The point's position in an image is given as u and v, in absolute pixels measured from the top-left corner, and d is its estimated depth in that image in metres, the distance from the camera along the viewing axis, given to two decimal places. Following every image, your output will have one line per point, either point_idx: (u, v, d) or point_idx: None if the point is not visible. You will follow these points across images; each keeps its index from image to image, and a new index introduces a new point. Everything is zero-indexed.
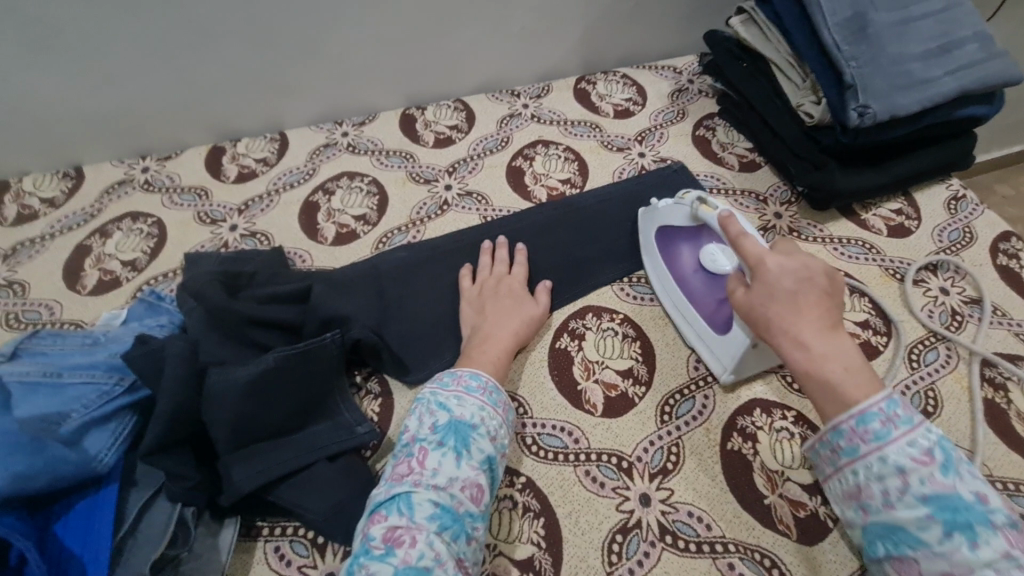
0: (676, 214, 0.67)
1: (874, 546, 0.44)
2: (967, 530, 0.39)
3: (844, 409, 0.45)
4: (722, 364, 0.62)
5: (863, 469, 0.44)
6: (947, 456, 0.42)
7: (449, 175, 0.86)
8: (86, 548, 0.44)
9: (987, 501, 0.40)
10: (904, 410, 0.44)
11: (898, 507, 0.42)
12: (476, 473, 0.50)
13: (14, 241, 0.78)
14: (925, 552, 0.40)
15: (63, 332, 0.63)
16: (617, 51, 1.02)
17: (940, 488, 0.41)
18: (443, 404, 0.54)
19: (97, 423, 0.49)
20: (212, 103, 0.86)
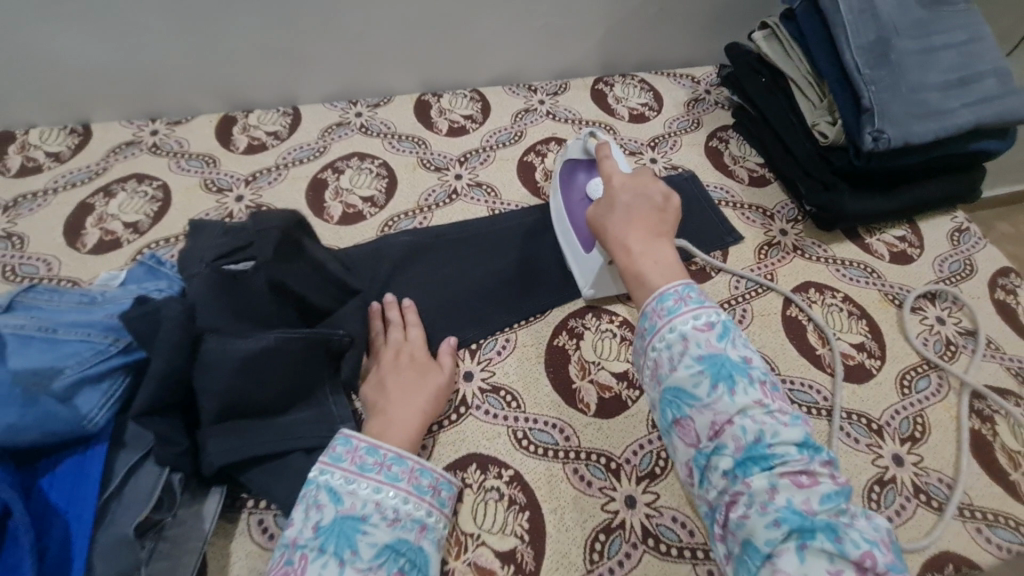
0: (574, 147, 0.74)
1: (666, 417, 0.47)
2: (728, 381, 0.44)
3: (663, 291, 0.50)
4: (586, 279, 0.70)
5: (660, 342, 0.48)
6: (725, 327, 0.47)
7: (460, 165, 0.86)
8: (72, 506, 0.42)
9: (751, 362, 0.46)
10: (698, 294, 0.50)
11: (679, 368, 0.46)
12: (365, 575, 0.45)
13: (15, 193, 0.77)
14: (699, 407, 0.45)
15: (61, 289, 0.62)
16: (637, 56, 1.02)
17: (713, 351, 0.46)
18: (332, 493, 0.49)
19: (90, 382, 0.48)
20: (227, 72, 0.86)
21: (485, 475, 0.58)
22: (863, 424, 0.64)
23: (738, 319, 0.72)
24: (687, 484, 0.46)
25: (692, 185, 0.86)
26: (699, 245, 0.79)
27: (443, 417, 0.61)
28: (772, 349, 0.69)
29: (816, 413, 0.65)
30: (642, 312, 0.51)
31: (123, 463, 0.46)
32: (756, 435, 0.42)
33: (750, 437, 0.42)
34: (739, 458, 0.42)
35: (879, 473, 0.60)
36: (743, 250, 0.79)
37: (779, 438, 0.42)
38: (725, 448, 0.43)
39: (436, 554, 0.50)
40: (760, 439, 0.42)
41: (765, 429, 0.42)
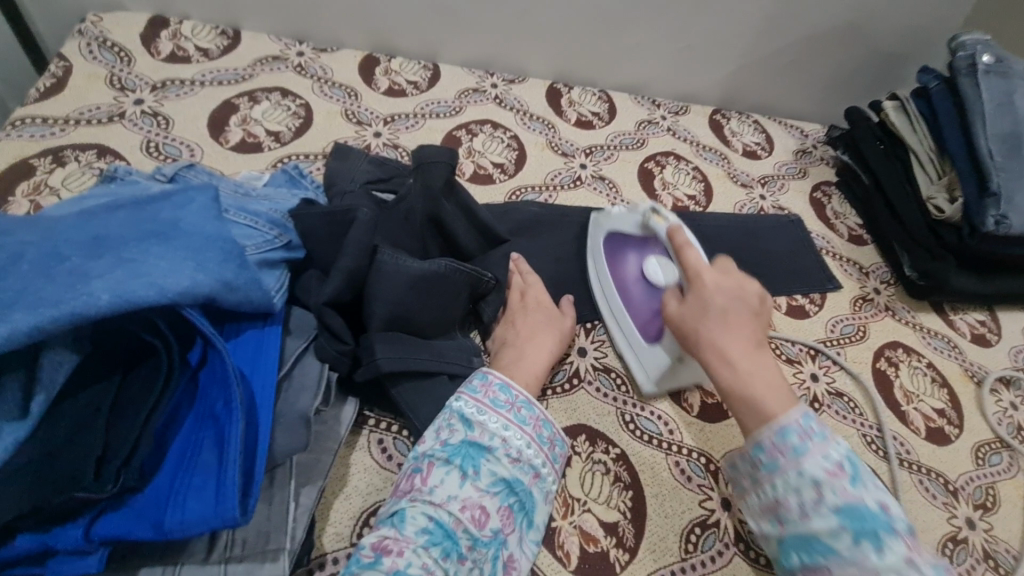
0: (628, 221, 0.68)
1: (790, 561, 0.44)
2: (875, 538, 0.40)
3: (785, 423, 0.46)
4: (647, 373, 0.63)
5: (785, 482, 0.45)
6: (856, 470, 0.44)
7: (585, 156, 0.89)
8: (254, 378, 0.42)
9: (890, 512, 0.42)
10: (819, 427, 0.47)
11: (813, 517, 0.43)
12: (481, 495, 0.46)
13: (163, 76, 0.78)
14: (840, 562, 0.41)
15: (216, 175, 0.62)
16: (757, 97, 1.06)
17: (850, 499, 0.42)
18: (463, 416, 0.49)
19: (265, 267, 0.50)
20: (385, 14, 0.88)
21: (593, 448, 0.59)
22: (940, 482, 0.67)
23: (832, 360, 0.75)
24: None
25: (797, 229, 0.89)
26: (800, 284, 0.82)
27: (558, 383, 0.63)
28: (862, 395, 0.72)
29: (899, 463, 0.67)
30: (752, 443, 0.47)
31: (293, 349, 0.47)
32: None
33: None
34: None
35: (952, 531, 0.63)
36: (840, 299, 0.82)
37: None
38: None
39: (544, 504, 0.49)
40: None
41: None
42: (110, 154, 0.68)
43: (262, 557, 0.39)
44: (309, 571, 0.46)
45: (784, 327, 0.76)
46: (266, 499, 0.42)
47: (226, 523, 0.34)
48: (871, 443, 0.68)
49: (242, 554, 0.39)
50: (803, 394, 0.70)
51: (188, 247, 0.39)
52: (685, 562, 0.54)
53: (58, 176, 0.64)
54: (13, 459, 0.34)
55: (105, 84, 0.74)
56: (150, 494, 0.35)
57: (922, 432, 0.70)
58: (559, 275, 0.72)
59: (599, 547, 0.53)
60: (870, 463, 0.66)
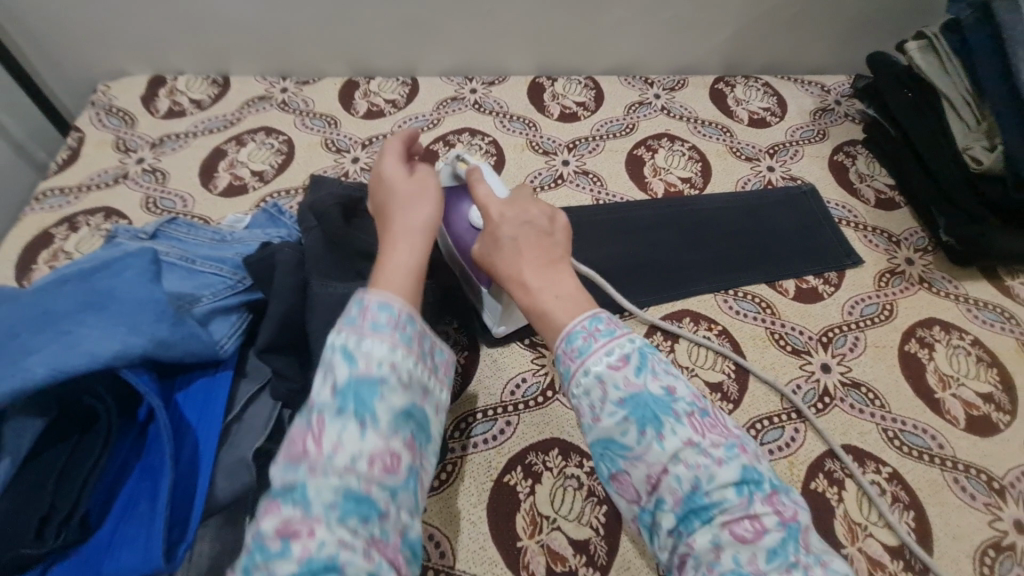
0: (437, 179, 0.60)
1: (601, 472, 0.40)
2: (655, 424, 0.38)
3: (571, 328, 0.42)
4: (493, 316, 0.61)
5: (578, 389, 0.41)
6: (643, 359, 0.41)
7: (568, 151, 0.85)
8: (201, 423, 0.45)
9: (675, 394, 0.40)
10: (609, 324, 0.43)
11: (602, 417, 0.39)
12: (388, 437, 0.37)
13: (161, 133, 0.84)
14: (632, 459, 0.38)
15: (196, 224, 0.67)
16: (764, 58, 0.97)
17: (633, 389, 0.39)
18: (345, 351, 0.39)
19: (222, 312, 0.53)
20: (357, 40, 0.89)
21: (566, 462, 0.57)
22: (982, 480, 0.58)
23: (849, 346, 0.67)
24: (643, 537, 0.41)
25: (811, 199, 0.80)
26: (813, 263, 0.74)
27: (530, 397, 0.62)
28: (885, 385, 0.64)
29: (929, 459, 0.59)
30: (554, 356, 0.43)
31: (245, 391, 0.49)
32: (691, 481, 0.37)
33: (687, 486, 0.37)
34: (679, 510, 0.37)
35: (995, 537, 0.55)
36: (861, 275, 0.73)
37: (713, 479, 0.36)
38: (664, 502, 0.37)
39: (443, 420, 0.43)
40: (696, 487, 0.36)
41: (698, 475, 0.37)
42: (116, 214, 0.75)
43: None
44: None
45: (790, 314, 0.69)
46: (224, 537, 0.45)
47: (156, 570, 0.37)
48: (894, 439, 0.60)
49: None
50: (812, 388, 0.64)
51: (123, 312, 0.42)
52: None
53: (72, 241, 0.71)
54: None
55: (112, 148, 0.82)
56: (94, 545, 0.38)
57: (962, 422, 0.62)
58: None
59: (567, 566, 0.52)
60: (893, 461, 0.59)
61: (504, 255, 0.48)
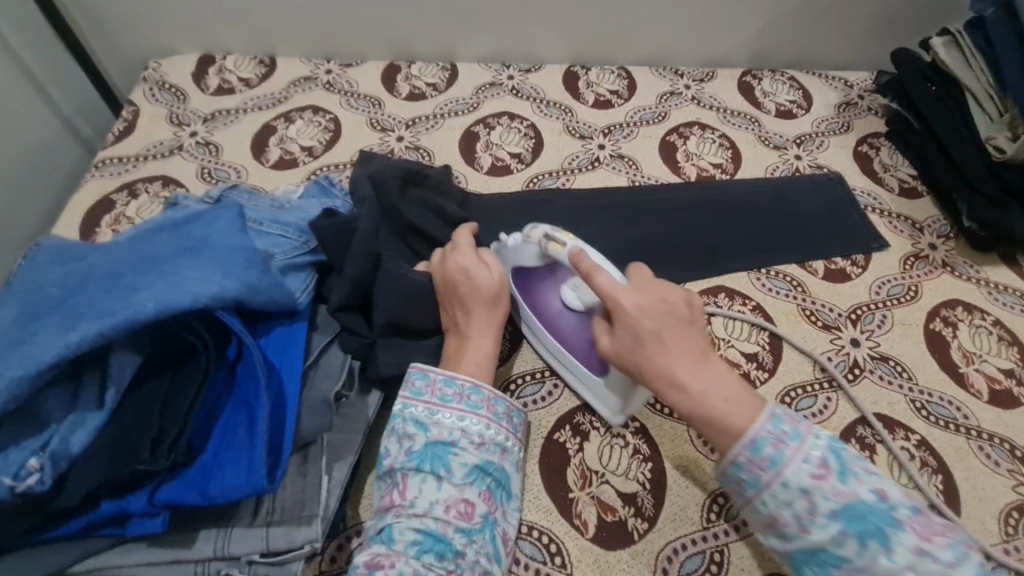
0: (524, 254, 0.59)
1: (807, 575, 0.43)
2: (882, 537, 0.40)
3: (756, 435, 0.44)
4: (611, 407, 0.58)
5: (777, 499, 0.43)
6: (840, 461, 0.42)
7: (604, 136, 0.88)
8: (284, 365, 0.48)
9: (888, 497, 0.41)
10: (789, 423, 0.44)
11: (813, 530, 0.41)
12: (461, 489, 0.48)
13: (213, 108, 0.87)
14: (852, 567, 0.40)
15: (255, 193, 0.70)
16: (791, 52, 1.00)
17: (845, 498, 0.41)
18: (419, 422, 0.51)
19: (293, 269, 0.56)
20: (401, 24, 0.92)
21: (612, 422, 0.60)
22: (1005, 448, 0.61)
23: (876, 323, 0.70)
24: None
25: (838, 187, 0.84)
26: (840, 246, 0.77)
27: None
28: (912, 359, 0.67)
29: (955, 428, 0.62)
30: (729, 460, 0.45)
31: (317, 341, 0.53)
32: None
33: None
34: None
35: (1018, 500, 0.58)
36: (887, 259, 0.77)
37: None
38: None
39: (515, 474, 0.53)
40: None
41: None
42: (173, 183, 0.78)
43: (298, 521, 0.46)
44: (348, 537, 0.52)
45: (820, 292, 0.73)
46: (302, 472, 0.48)
47: (258, 490, 0.40)
48: (921, 409, 0.64)
49: (280, 519, 0.46)
50: (842, 360, 0.67)
51: (216, 255, 0.46)
52: (706, 531, 0.54)
53: (133, 207, 0.75)
54: (96, 439, 0.41)
55: (166, 122, 0.85)
56: (198, 467, 0.42)
57: (985, 395, 0.65)
58: None
59: (617, 516, 0.55)
60: (921, 429, 0.62)
61: (648, 353, 0.47)
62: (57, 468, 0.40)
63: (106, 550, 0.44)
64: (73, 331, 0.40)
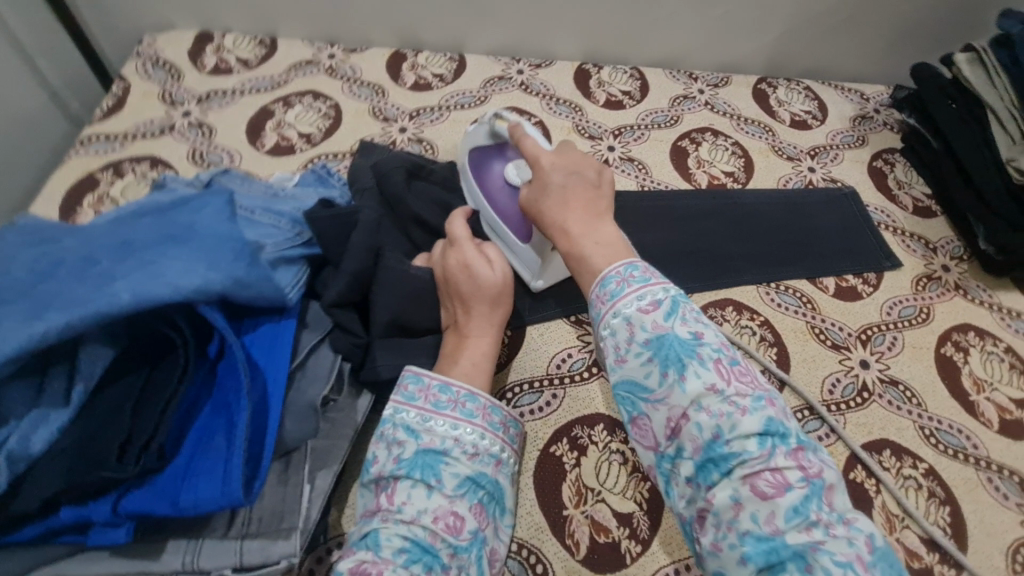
0: (477, 135, 0.65)
1: (623, 414, 0.42)
2: (678, 365, 0.39)
3: (606, 273, 0.44)
4: (531, 270, 0.64)
5: (608, 329, 0.42)
6: (673, 304, 0.42)
7: (613, 138, 0.86)
8: (270, 365, 0.45)
9: (703, 340, 0.41)
10: (644, 272, 0.44)
11: (627, 358, 0.41)
12: (452, 501, 0.44)
13: (208, 88, 0.84)
14: (654, 401, 0.40)
15: (249, 178, 0.67)
16: (808, 62, 0.98)
17: (660, 331, 0.41)
18: (409, 428, 0.47)
19: (285, 262, 0.53)
20: (409, 11, 0.89)
21: (611, 437, 0.58)
22: (1014, 481, 0.59)
23: (887, 345, 0.68)
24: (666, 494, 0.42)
25: (851, 202, 0.82)
26: (852, 263, 0.75)
27: (575, 372, 0.62)
28: (922, 384, 0.65)
29: (964, 458, 0.60)
30: (589, 301, 0.45)
31: (307, 340, 0.50)
32: (711, 427, 0.38)
33: (706, 434, 0.38)
34: (697, 457, 0.38)
35: None
36: (899, 279, 0.74)
37: (735, 429, 0.37)
38: (684, 449, 0.39)
39: (510, 490, 0.49)
40: (716, 436, 0.37)
41: (719, 422, 0.38)
42: (162, 164, 0.74)
43: (276, 534, 0.43)
44: (328, 550, 0.49)
45: (830, 310, 0.70)
46: (283, 481, 0.45)
47: (233, 504, 0.37)
48: (930, 437, 0.61)
49: (257, 531, 0.43)
50: (851, 382, 0.65)
51: (201, 245, 0.43)
52: None
53: (118, 187, 0.71)
54: (60, 439, 0.38)
55: (158, 100, 0.81)
56: (170, 474, 0.39)
57: (995, 425, 0.63)
58: None
59: (610, 538, 0.52)
60: (929, 458, 0.60)
61: (552, 201, 0.51)
62: (13, 470, 0.37)
63: (68, 556, 0.41)
64: (39, 322, 0.37)
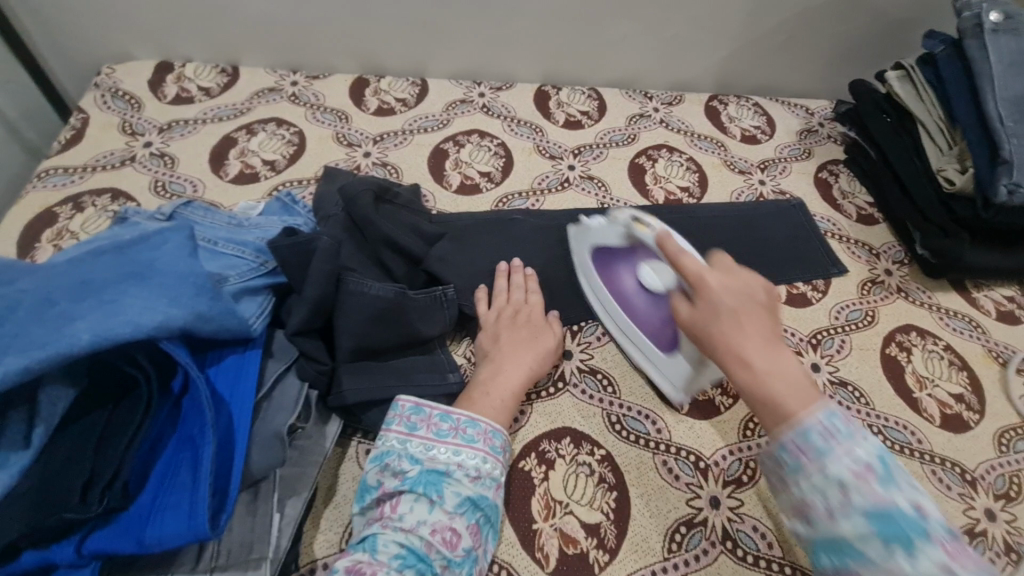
0: (608, 233, 0.65)
1: (821, 562, 0.41)
2: (906, 543, 0.37)
3: (806, 422, 0.43)
4: (673, 383, 0.63)
5: (812, 486, 0.41)
6: (888, 468, 0.40)
7: (573, 157, 0.89)
8: (235, 397, 0.46)
9: (924, 513, 0.39)
10: (845, 422, 0.43)
11: (841, 521, 0.40)
12: (451, 517, 0.47)
13: (169, 118, 0.84)
14: (869, 568, 0.38)
15: (212, 209, 0.67)
16: (754, 80, 1.03)
17: (880, 500, 0.39)
18: (414, 450, 0.50)
19: (248, 293, 0.53)
20: (371, 39, 0.91)
21: (578, 450, 0.60)
22: (956, 472, 0.63)
23: (836, 348, 0.72)
24: None
25: (800, 213, 0.86)
26: (802, 271, 0.79)
27: (542, 388, 0.64)
28: (869, 383, 0.69)
29: (910, 453, 0.64)
30: (775, 443, 0.44)
31: (273, 370, 0.50)
32: None
33: None
34: None
35: (969, 523, 0.60)
36: (846, 284, 0.79)
37: None
38: None
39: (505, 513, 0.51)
40: None
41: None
42: (123, 196, 0.74)
43: (246, 565, 0.43)
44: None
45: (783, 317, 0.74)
46: (251, 511, 0.45)
47: (200, 538, 0.38)
48: (878, 434, 0.65)
49: (226, 563, 0.43)
50: None
51: (162, 281, 0.43)
52: (668, 561, 0.54)
53: (77, 221, 0.70)
54: (18, 483, 0.38)
55: (118, 131, 0.81)
56: (133, 512, 0.39)
57: (937, 420, 0.67)
58: (543, 277, 0.72)
59: (579, 549, 0.54)
60: None
61: (724, 326, 0.49)
62: None
63: None
64: None
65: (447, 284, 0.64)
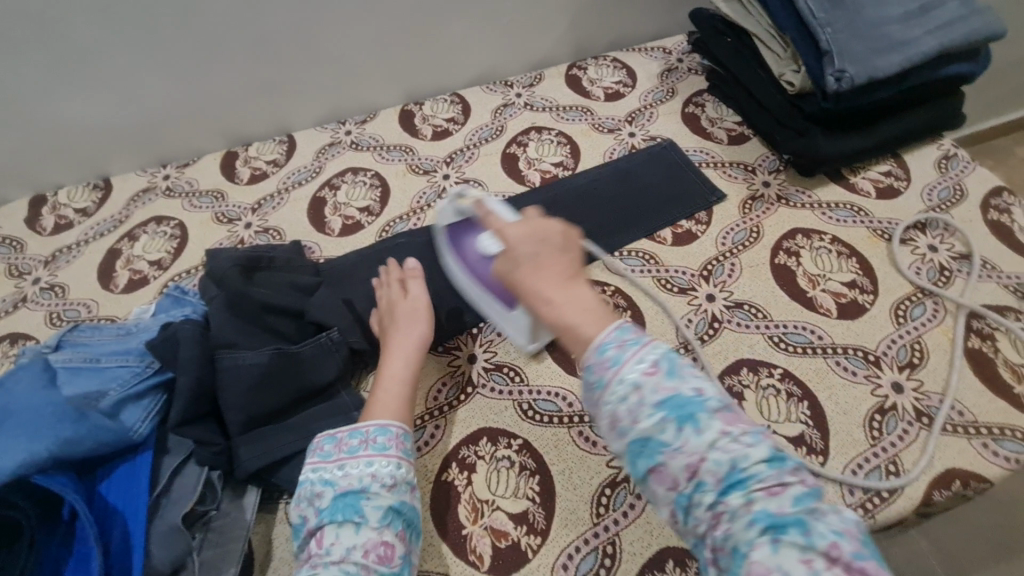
0: (448, 214, 0.69)
1: (637, 469, 0.42)
2: (692, 421, 0.41)
3: (603, 338, 0.45)
4: (526, 334, 0.65)
5: (615, 395, 0.43)
6: (671, 363, 0.43)
7: (447, 165, 0.90)
8: (127, 505, 0.49)
9: (705, 393, 0.43)
10: (636, 333, 0.46)
11: (641, 419, 0.42)
12: (379, 531, 0.48)
13: (52, 249, 0.86)
14: (671, 452, 0.41)
15: (99, 325, 0.68)
16: (607, 37, 1.05)
17: (669, 392, 0.42)
18: (328, 479, 0.52)
19: (133, 399, 0.54)
20: (225, 113, 0.92)
21: (495, 446, 0.61)
22: (859, 356, 0.65)
23: (727, 274, 0.74)
24: (671, 522, 0.43)
25: (671, 152, 0.88)
26: (681, 208, 0.81)
27: (453, 398, 0.65)
28: (764, 298, 0.71)
29: (813, 351, 0.66)
30: (584, 367, 0.46)
31: (167, 466, 0.52)
32: (730, 463, 0.40)
33: (725, 467, 0.40)
34: (720, 489, 0.39)
35: (878, 402, 0.62)
36: (727, 208, 0.81)
37: (749, 460, 0.40)
38: (704, 485, 0.40)
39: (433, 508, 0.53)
40: (734, 467, 0.40)
41: (734, 458, 0.40)
42: (21, 338, 0.76)
43: None
44: None
45: (672, 259, 0.76)
46: None
47: None
48: (780, 342, 0.67)
49: None
50: (702, 318, 0.70)
51: (23, 426, 0.48)
52: (597, 526, 0.56)
53: None
54: None
55: (5, 277, 0.83)
56: None
57: (834, 312, 0.69)
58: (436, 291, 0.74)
59: (510, 540, 0.56)
60: (783, 362, 0.65)
61: (525, 267, 0.51)
62: None
63: None
64: None
65: (331, 328, 0.65)
